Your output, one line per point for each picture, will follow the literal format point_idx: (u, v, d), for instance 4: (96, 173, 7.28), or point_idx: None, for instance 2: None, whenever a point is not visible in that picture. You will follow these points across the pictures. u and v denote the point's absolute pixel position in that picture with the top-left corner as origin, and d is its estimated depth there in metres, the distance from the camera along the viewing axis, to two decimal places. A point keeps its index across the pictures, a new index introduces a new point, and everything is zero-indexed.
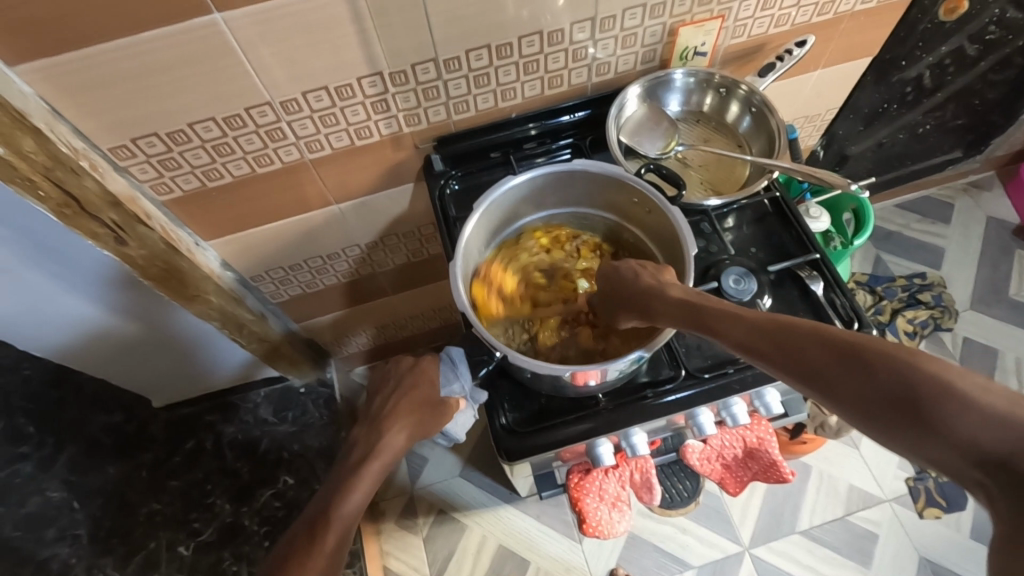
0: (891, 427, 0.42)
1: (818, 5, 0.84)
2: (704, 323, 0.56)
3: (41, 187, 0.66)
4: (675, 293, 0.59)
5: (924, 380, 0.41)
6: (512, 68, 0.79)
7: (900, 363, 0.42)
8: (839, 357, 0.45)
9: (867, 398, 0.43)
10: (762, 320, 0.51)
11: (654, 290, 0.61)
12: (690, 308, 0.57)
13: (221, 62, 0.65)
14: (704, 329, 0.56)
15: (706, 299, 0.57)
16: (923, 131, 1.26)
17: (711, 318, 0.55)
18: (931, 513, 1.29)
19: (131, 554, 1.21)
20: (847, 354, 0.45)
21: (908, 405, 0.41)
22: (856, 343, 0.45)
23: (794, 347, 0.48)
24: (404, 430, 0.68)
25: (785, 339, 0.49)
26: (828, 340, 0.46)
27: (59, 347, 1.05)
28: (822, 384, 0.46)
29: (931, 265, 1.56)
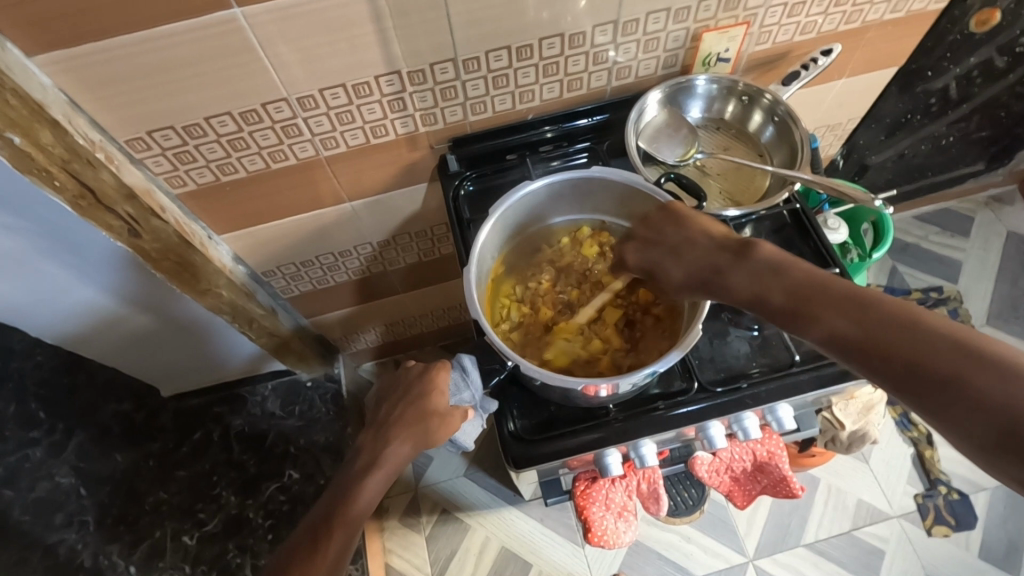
0: (920, 395, 0.49)
1: (845, 13, 0.82)
2: (798, 312, 0.58)
3: (57, 178, 0.66)
4: (765, 273, 0.61)
5: (957, 359, 0.48)
6: (531, 70, 0.78)
7: (942, 346, 0.49)
8: (943, 369, 0.48)
9: (906, 368, 0.50)
10: (821, 290, 0.57)
11: (744, 279, 0.62)
12: (775, 296, 0.60)
13: (240, 59, 0.64)
14: (797, 321, 0.58)
15: (771, 267, 0.61)
16: (946, 142, 1.23)
17: (807, 306, 0.57)
18: (940, 531, 1.27)
19: (137, 542, 1.22)
20: (948, 368, 0.48)
21: (932, 379, 0.48)
22: (961, 354, 0.48)
23: (896, 345, 0.51)
24: (409, 440, 0.67)
25: (893, 337, 0.51)
26: (929, 349, 0.49)
27: (70, 334, 1.05)
28: (917, 391, 0.49)
29: (948, 279, 1.54)
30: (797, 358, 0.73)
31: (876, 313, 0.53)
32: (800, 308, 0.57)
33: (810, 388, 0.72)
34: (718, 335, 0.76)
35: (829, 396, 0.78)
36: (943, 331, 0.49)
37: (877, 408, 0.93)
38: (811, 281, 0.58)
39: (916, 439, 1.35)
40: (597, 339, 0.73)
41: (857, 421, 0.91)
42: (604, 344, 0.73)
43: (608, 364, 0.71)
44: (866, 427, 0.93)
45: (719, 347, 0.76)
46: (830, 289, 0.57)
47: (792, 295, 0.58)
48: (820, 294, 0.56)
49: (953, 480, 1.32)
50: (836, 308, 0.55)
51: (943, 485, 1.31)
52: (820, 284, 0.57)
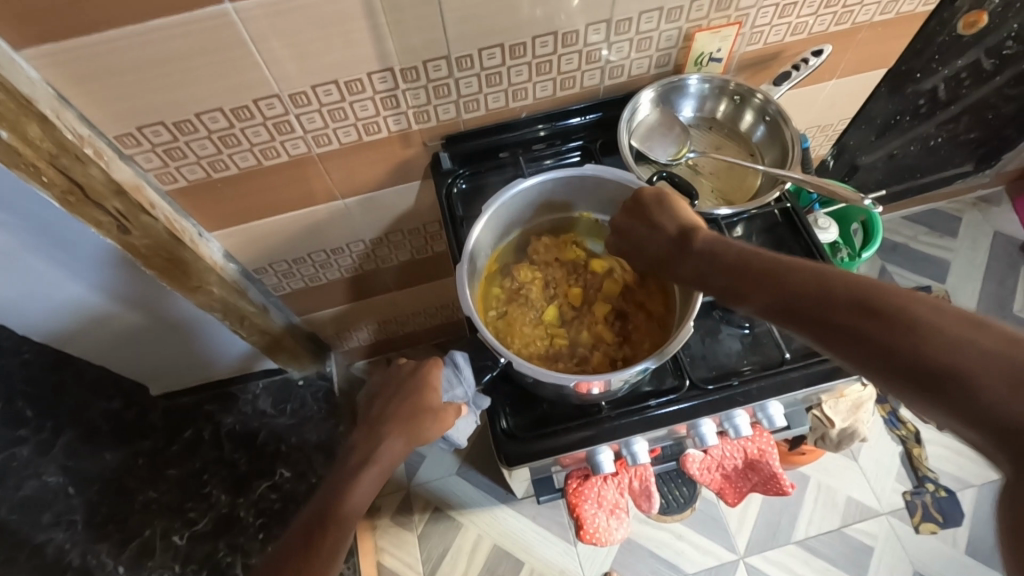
0: (846, 348, 0.46)
1: (836, 14, 0.83)
2: (731, 288, 0.57)
3: (44, 173, 0.66)
4: (703, 256, 0.61)
5: (876, 303, 0.45)
6: (525, 68, 0.78)
7: (862, 293, 0.46)
8: (856, 328, 0.45)
9: (832, 323, 0.47)
10: (753, 262, 0.56)
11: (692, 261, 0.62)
12: (716, 274, 0.59)
13: (231, 55, 0.64)
14: (732, 298, 0.57)
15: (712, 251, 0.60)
16: (935, 143, 1.24)
17: (739, 283, 0.56)
18: (928, 528, 1.28)
19: (127, 541, 1.21)
20: (859, 324, 0.45)
21: (855, 327, 0.45)
22: (875, 310, 0.45)
23: (814, 307, 0.49)
24: (403, 437, 0.66)
25: (814, 302, 0.49)
26: (845, 305, 0.47)
27: (58, 331, 1.04)
28: (842, 350, 0.46)
29: (937, 279, 1.55)
30: (787, 356, 0.74)
31: (792, 282, 0.51)
32: (737, 283, 0.56)
33: (800, 385, 0.72)
34: (710, 333, 0.77)
35: (819, 394, 0.78)
36: (857, 285, 0.47)
37: (866, 406, 0.93)
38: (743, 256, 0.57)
39: (905, 436, 1.37)
40: (587, 331, 0.74)
41: (846, 419, 0.92)
42: (594, 336, 0.73)
43: (601, 358, 0.72)
44: (855, 425, 0.93)
45: (711, 345, 0.76)
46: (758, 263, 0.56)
47: (726, 269, 0.58)
48: (752, 270, 0.55)
49: (941, 478, 1.33)
50: (764, 283, 0.53)
51: (930, 482, 1.32)
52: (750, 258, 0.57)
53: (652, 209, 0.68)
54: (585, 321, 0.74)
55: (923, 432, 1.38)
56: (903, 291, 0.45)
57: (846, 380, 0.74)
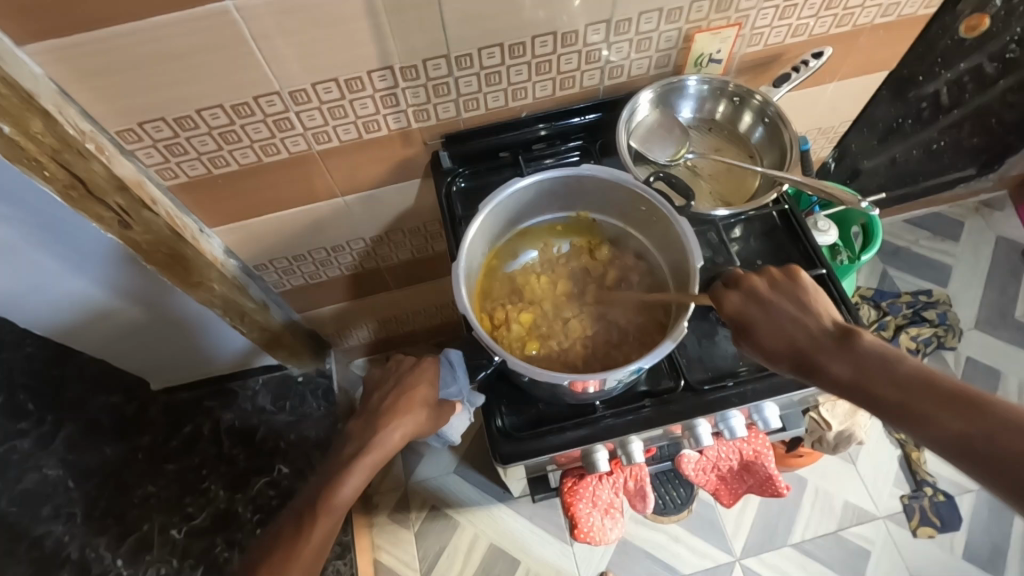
0: None
1: (836, 17, 0.83)
2: (895, 409, 0.47)
3: (47, 168, 0.66)
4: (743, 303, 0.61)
5: None
6: (524, 68, 0.78)
7: None
8: (909, 404, 0.46)
9: None
10: (928, 384, 0.47)
11: (826, 357, 0.54)
12: (876, 385, 0.49)
13: (233, 53, 0.65)
14: (894, 417, 0.48)
15: (876, 359, 0.51)
16: (937, 147, 1.23)
17: (870, 382, 0.50)
18: (926, 532, 1.28)
19: (125, 534, 1.22)
20: (1009, 449, 0.41)
21: None
22: None
23: (969, 431, 0.43)
24: (399, 428, 0.67)
25: (1019, 461, 0.40)
26: (884, 379, 0.49)
27: (61, 326, 1.05)
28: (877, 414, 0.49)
29: (938, 283, 1.55)
30: None
31: (998, 425, 0.42)
32: (904, 402, 0.47)
33: (795, 388, 0.72)
34: (706, 335, 0.77)
35: (815, 397, 0.79)
36: None
37: (864, 409, 0.93)
38: (912, 378, 0.48)
39: (903, 440, 1.36)
40: (560, 334, 0.73)
41: (844, 423, 0.92)
42: (566, 343, 0.73)
43: (569, 364, 0.72)
44: (852, 429, 0.93)
45: (707, 346, 0.76)
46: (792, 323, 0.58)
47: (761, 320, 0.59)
48: (898, 379, 0.48)
49: (939, 483, 1.33)
50: (944, 414, 0.44)
51: (928, 487, 1.32)
52: (927, 381, 0.47)
53: (789, 296, 0.60)
54: (579, 325, 0.74)
55: None
56: None
57: None
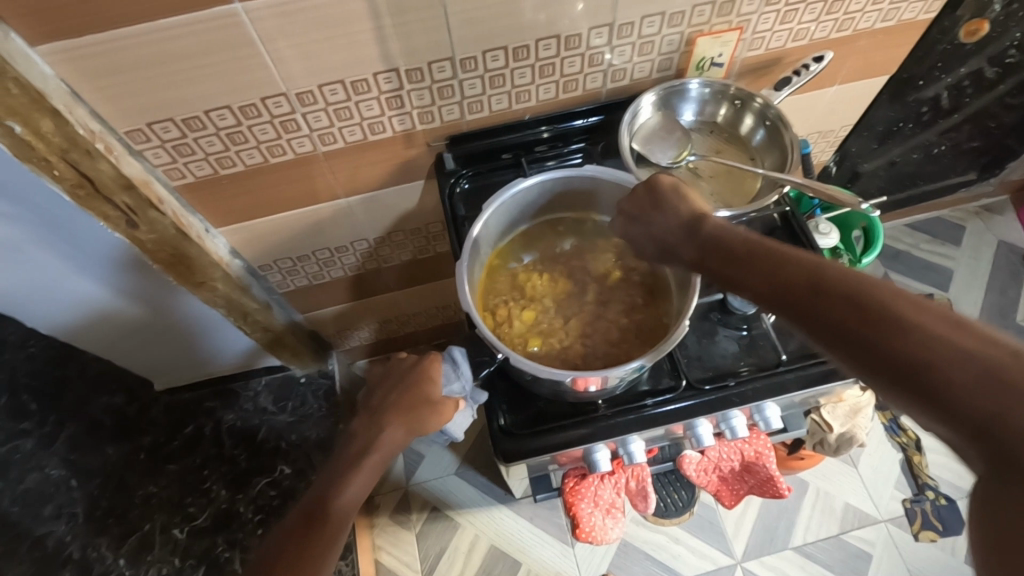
0: (836, 345, 0.49)
1: (837, 21, 0.84)
2: (726, 273, 0.60)
3: (55, 167, 0.68)
4: (706, 241, 0.62)
5: (865, 306, 0.48)
6: (528, 70, 0.79)
7: (856, 294, 0.49)
8: (732, 266, 0.59)
9: (822, 322, 0.50)
10: (752, 243, 0.59)
11: (676, 238, 0.65)
12: (712, 256, 0.62)
13: (241, 54, 0.66)
14: (727, 279, 0.60)
15: (713, 233, 0.62)
16: (937, 151, 1.24)
17: (710, 256, 0.62)
18: (928, 536, 1.28)
19: (127, 535, 1.22)
20: (798, 290, 0.53)
21: (851, 329, 0.48)
22: (868, 312, 0.47)
23: (765, 282, 0.56)
24: (402, 425, 0.68)
25: (797, 294, 0.53)
26: (836, 307, 0.49)
27: (67, 326, 1.06)
28: (826, 342, 0.50)
29: (939, 287, 1.56)
30: (784, 358, 0.74)
31: (786, 272, 0.54)
32: (732, 264, 0.59)
33: (796, 387, 0.73)
34: (707, 335, 0.77)
35: (816, 398, 0.79)
36: (846, 289, 0.50)
37: (865, 411, 0.93)
38: (744, 244, 0.59)
39: (905, 444, 1.36)
40: (562, 334, 0.74)
41: (845, 425, 0.91)
42: (567, 343, 0.73)
43: (570, 364, 0.72)
44: (853, 430, 0.93)
45: (707, 345, 0.77)
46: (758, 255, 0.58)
47: (733, 255, 0.60)
48: (718, 246, 0.61)
49: (940, 486, 1.33)
50: (751, 269, 0.57)
51: (930, 490, 1.32)
52: (752, 246, 0.59)
53: (668, 203, 0.67)
54: (580, 324, 0.74)
55: (923, 439, 1.37)
56: (899, 296, 0.47)
57: (842, 384, 0.74)
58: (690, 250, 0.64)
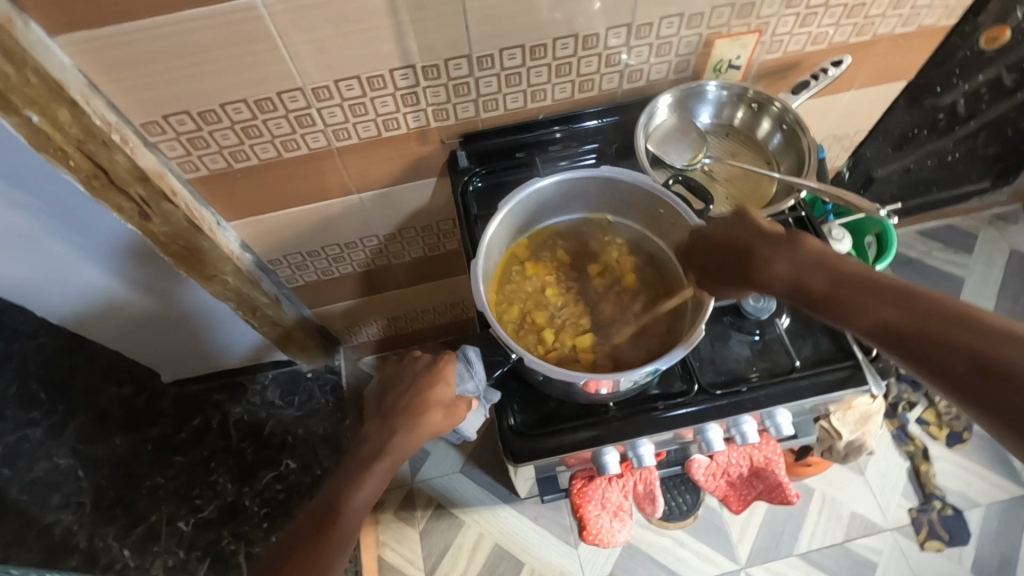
0: (972, 393, 0.42)
1: (857, 25, 0.83)
2: (832, 305, 0.53)
3: (72, 158, 0.67)
4: (803, 259, 0.57)
5: (1010, 350, 0.41)
6: (544, 69, 0.78)
7: (985, 336, 0.43)
8: (839, 298, 0.53)
9: (957, 368, 0.43)
10: (869, 276, 0.52)
11: (760, 258, 0.60)
12: (814, 284, 0.55)
13: (259, 48, 0.66)
14: (835, 311, 0.53)
15: (837, 268, 0.55)
16: (952, 158, 1.23)
17: (812, 284, 0.55)
18: (934, 545, 1.27)
19: (133, 525, 1.23)
20: (923, 332, 0.46)
21: (994, 372, 0.41)
22: (1019, 358, 0.41)
23: (885, 314, 0.49)
24: (415, 429, 0.67)
25: (925, 330, 0.46)
26: (994, 356, 0.42)
27: (75, 315, 1.06)
28: (960, 384, 0.43)
29: (950, 295, 1.54)
30: (797, 364, 0.74)
31: (924, 306, 0.47)
32: (830, 296, 0.54)
33: (809, 394, 0.72)
34: (720, 339, 0.77)
35: (827, 405, 0.79)
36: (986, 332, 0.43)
37: (876, 418, 0.93)
38: (864, 279, 0.52)
39: (913, 452, 1.35)
40: (573, 336, 0.73)
41: (854, 432, 0.91)
42: (578, 345, 0.73)
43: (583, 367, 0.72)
44: (863, 437, 0.93)
45: (720, 349, 0.76)
46: (882, 285, 0.51)
47: (845, 286, 0.53)
48: (823, 273, 0.55)
49: (947, 496, 1.32)
50: (868, 302, 0.50)
51: (937, 499, 1.31)
52: (868, 278, 0.52)
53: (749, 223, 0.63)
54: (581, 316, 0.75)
55: (930, 449, 1.36)
56: None
57: (855, 391, 0.73)
58: (770, 266, 0.59)
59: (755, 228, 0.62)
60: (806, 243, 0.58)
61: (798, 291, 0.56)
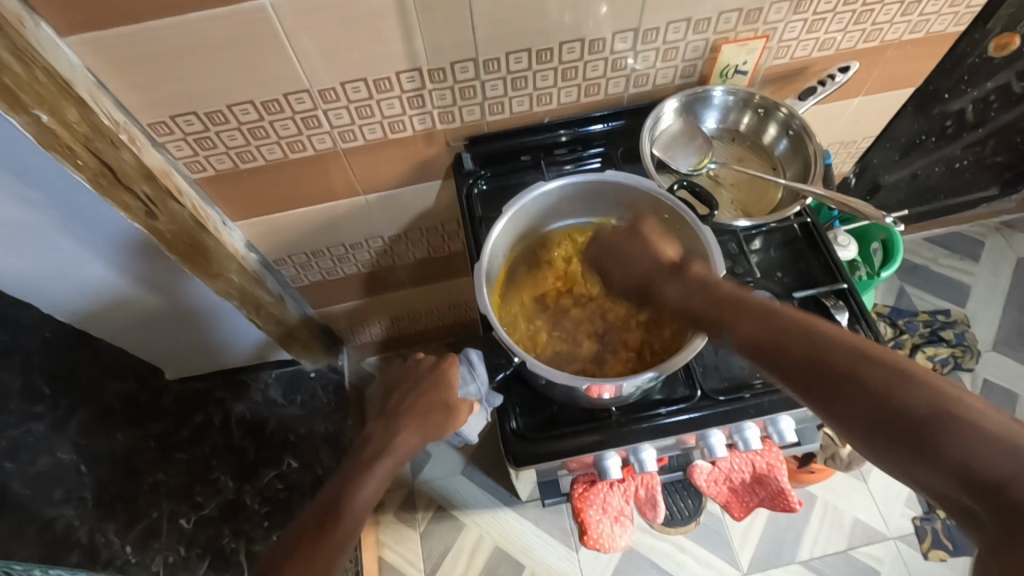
0: (819, 391, 0.49)
1: (865, 32, 0.83)
2: (714, 320, 0.60)
3: (80, 157, 0.67)
4: (690, 284, 0.64)
5: (850, 356, 0.48)
6: (551, 73, 0.78)
7: (826, 342, 0.50)
8: (717, 316, 0.59)
9: (809, 373, 0.50)
10: (741, 298, 0.59)
11: (659, 282, 0.66)
12: (697, 304, 0.62)
13: (266, 49, 0.66)
14: (713, 326, 0.60)
15: (712, 292, 0.61)
16: (960, 166, 1.22)
17: (692, 302, 0.62)
18: (936, 555, 1.26)
19: (134, 521, 1.23)
20: (784, 342, 0.53)
21: (833, 372, 0.48)
22: (853, 357, 0.48)
23: (749, 328, 0.56)
24: (419, 429, 0.68)
25: (781, 338, 0.53)
26: (837, 361, 0.49)
27: (78, 311, 1.07)
28: (818, 392, 0.49)
29: (956, 303, 1.54)
30: None
31: (781, 321, 0.54)
32: (703, 309, 0.61)
33: None
34: (724, 345, 0.77)
35: None
36: (832, 342, 0.50)
37: None
38: (731, 301, 0.59)
39: None
40: (574, 342, 0.73)
41: None
42: (579, 350, 0.73)
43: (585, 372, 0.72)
44: None
45: (724, 356, 0.76)
46: (749, 304, 0.57)
47: (724, 304, 0.59)
48: (703, 291, 0.62)
49: None
50: (739, 318, 0.57)
51: (941, 508, 1.30)
52: (734, 300, 0.59)
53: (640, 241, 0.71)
54: (586, 325, 0.74)
55: None
56: (880, 357, 0.47)
57: None
58: (674, 292, 0.64)
59: (653, 258, 0.69)
60: (691, 268, 0.65)
61: (686, 309, 0.63)
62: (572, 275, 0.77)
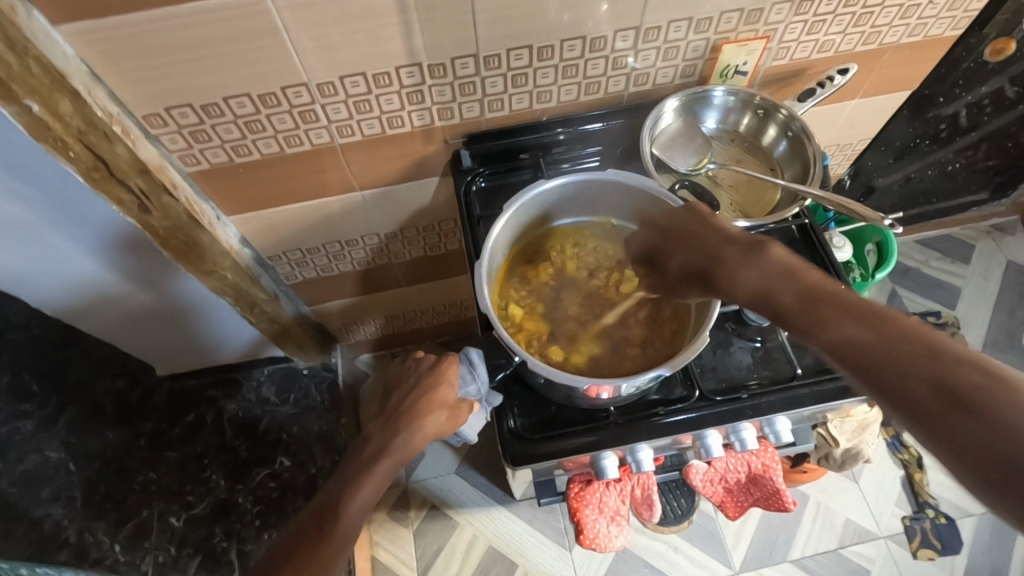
0: (924, 413, 0.43)
1: (863, 34, 0.83)
2: (800, 316, 0.53)
3: (72, 149, 0.65)
4: (772, 270, 0.56)
5: (973, 380, 0.42)
6: (551, 70, 0.78)
7: (946, 359, 0.43)
8: (803, 311, 0.52)
9: (917, 388, 0.43)
10: (833, 294, 0.52)
11: (738, 267, 0.58)
12: (782, 293, 0.54)
13: (263, 42, 0.65)
14: (797, 324, 0.53)
15: (803, 284, 0.54)
16: (952, 169, 1.21)
17: (773, 291, 0.55)
18: (926, 554, 1.28)
19: (123, 521, 1.22)
20: (891, 350, 0.46)
21: (950, 396, 0.42)
22: (977, 380, 0.41)
23: (844, 330, 0.49)
24: (419, 430, 0.67)
25: (885, 346, 0.46)
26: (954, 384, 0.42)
27: (66, 306, 1.05)
28: (926, 415, 0.43)
29: (947, 305, 1.55)
30: (798, 372, 0.74)
31: (886, 324, 0.47)
32: (784, 303, 0.54)
33: (809, 403, 0.72)
34: (722, 345, 0.77)
35: (825, 413, 0.79)
36: (951, 361, 0.43)
37: (872, 427, 0.93)
38: (829, 296, 0.52)
39: (908, 462, 1.35)
40: (576, 343, 0.73)
41: (852, 440, 0.92)
42: (581, 351, 0.73)
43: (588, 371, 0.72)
44: (859, 446, 0.93)
45: (722, 356, 0.76)
46: (848, 302, 0.50)
47: (812, 300, 0.52)
48: (787, 281, 0.54)
49: (941, 505, 1.32)
50: (832, 317, 0.50)
51: (931, 508, 1.31)
52: (830, 295, 0.52)
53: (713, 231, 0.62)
54: (564, 331, 0.74)
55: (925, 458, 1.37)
56: (1010, 383, 0.40)
57: (854, 400, 0.73)
58: (750, 280, 0.56)
59: (726, 239, 0.60)
60: (775, 252, 0.56)
61: (764, 301, 0.55)
62: (546, 277, 0.77)
